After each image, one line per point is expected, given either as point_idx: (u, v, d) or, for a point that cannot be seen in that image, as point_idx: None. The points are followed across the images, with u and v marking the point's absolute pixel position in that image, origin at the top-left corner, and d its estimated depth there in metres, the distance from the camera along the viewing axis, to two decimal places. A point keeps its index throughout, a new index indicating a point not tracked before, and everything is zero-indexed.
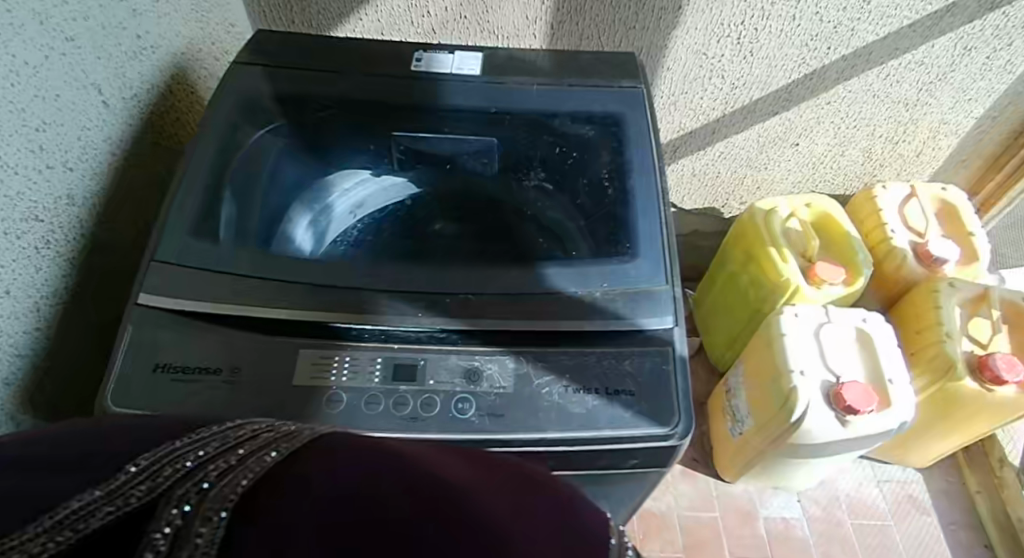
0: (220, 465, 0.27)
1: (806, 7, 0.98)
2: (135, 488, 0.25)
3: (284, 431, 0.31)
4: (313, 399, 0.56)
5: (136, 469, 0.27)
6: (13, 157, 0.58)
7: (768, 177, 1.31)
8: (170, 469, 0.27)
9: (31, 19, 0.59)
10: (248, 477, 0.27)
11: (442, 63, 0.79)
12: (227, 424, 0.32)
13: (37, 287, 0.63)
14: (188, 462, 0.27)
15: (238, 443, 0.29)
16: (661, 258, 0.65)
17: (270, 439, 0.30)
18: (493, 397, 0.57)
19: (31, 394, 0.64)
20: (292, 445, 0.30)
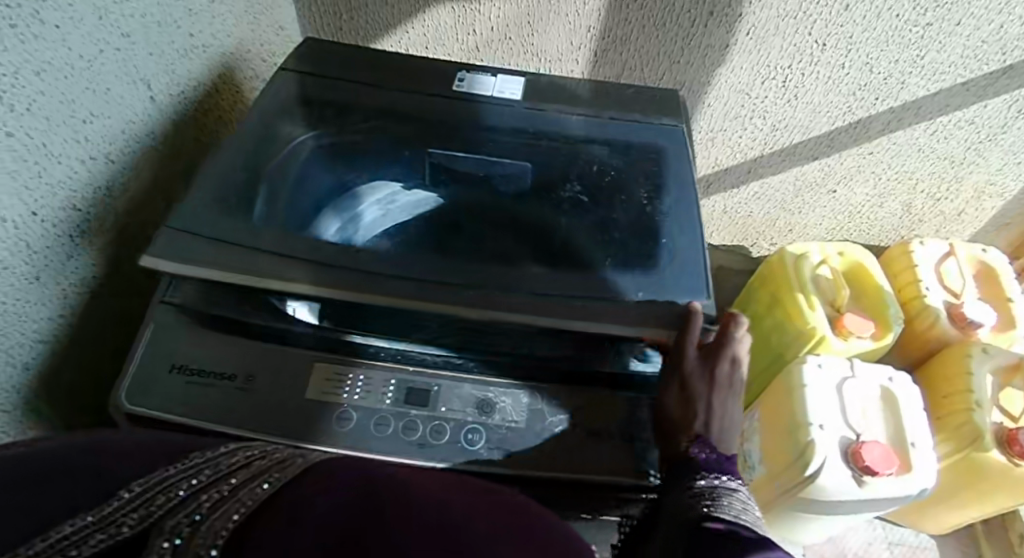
0: (212, 495, 0.33)
1: (857, 59, 0.97)
2: (125, 516, 0.31)
3: (276, 459, 0.36)
4: (324, 415, 0.55)
5: (128, 495, 0.33)
6: (58, 146, 0.60)
7: (802, 221, 1.29)
8: (163, 497, 0.33)
9: (90, 13, 0.61)
10: (238, 511, 0.31)
11: (484, 85, 0.80)
12: (222, 452, 0.38)
13: (66, 275, 0.63)
14: (181, 491, 0.34)
15: (231, 473, 0.35)
16: (699, 272, 0.63)
17: (263, 468, 0.35)
18: (504, 430, 0.56)
19: (49, 377, 0.64)
20: (283, 475, 0.35)
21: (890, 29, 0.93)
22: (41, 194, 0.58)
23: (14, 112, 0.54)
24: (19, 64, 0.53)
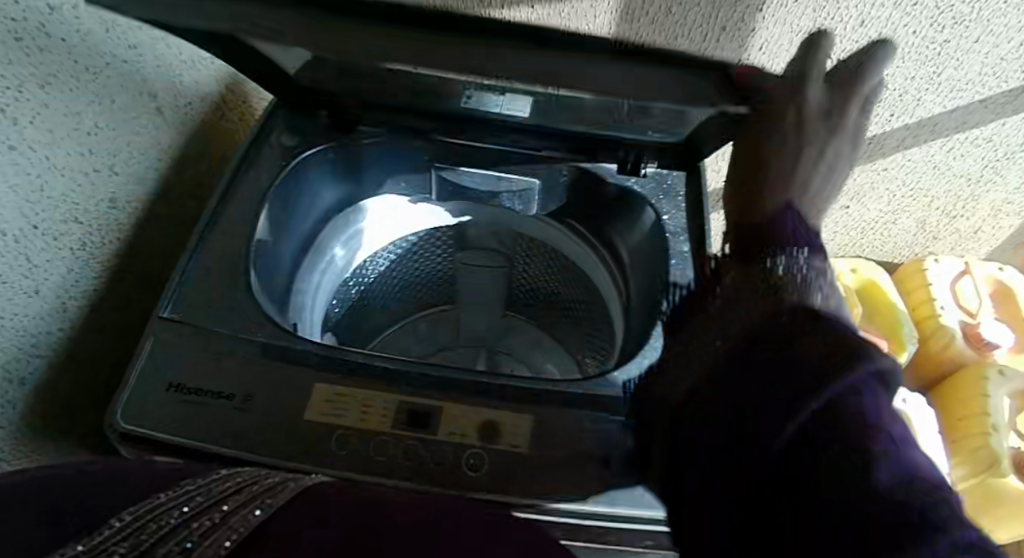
0: (204, 524, 0.30)
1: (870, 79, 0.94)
2: (116, 544, 0.28)
3: (268, 484, 0.34)
4: (321, 438, 0.53)
5: (120, 523, 0.29)
6: (62, 159, 0.59)
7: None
8: (155, 525, 0.29)
9: (98, 27, 0.61)
10: (231, 539, 0.29)
11: (491, 103, 0.76)
12: (215, 478, 0.35)
13: (66, 288, 0.63)
14: (173, 518, 0.30)
15: (223, 497, 0.32)
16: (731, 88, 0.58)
17: (256, 492, 0.33)
18: (506, 457, 0.53)
19: (45, 393, 0.62)
20: (276, 501, 0.32)
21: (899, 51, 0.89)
22: (41, 208, 0.58)
23: (18, 126, 0.53)
24: (24, 77, 0.53)
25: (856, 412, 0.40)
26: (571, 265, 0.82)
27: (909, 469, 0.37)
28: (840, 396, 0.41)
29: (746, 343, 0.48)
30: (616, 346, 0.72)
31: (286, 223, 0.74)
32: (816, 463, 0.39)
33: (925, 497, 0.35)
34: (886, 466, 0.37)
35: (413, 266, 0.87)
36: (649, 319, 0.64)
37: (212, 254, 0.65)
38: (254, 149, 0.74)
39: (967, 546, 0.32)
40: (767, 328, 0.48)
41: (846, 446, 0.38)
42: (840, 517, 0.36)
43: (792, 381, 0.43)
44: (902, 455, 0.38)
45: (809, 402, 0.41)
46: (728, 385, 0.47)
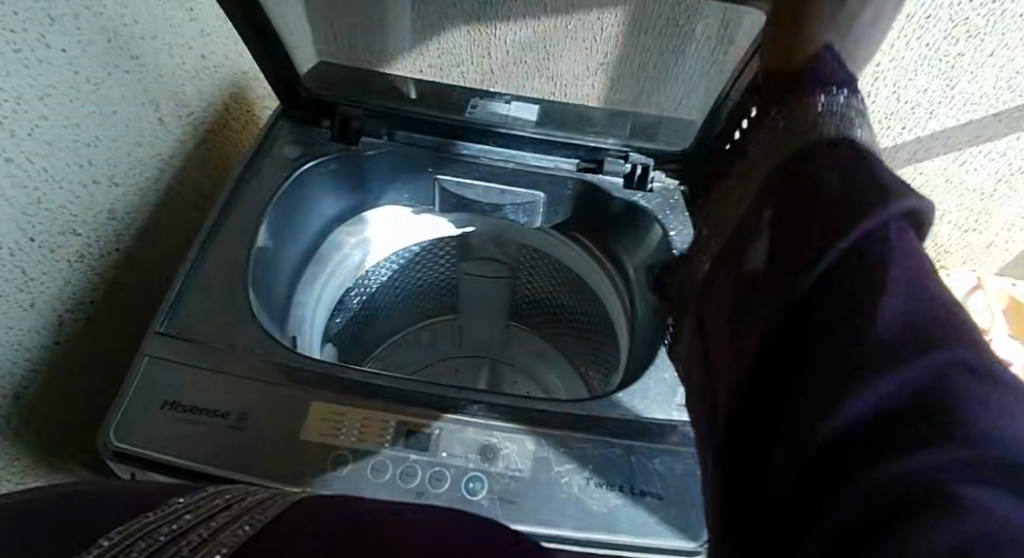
0: (194, 540, 0.30)
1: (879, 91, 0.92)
2: None
3: (257, 501, 0.35)
4: (317, 458, 0.52)
5: (107, 544, 0.29)
6: (60, 171, 0.58)
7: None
8: (145, 543, 0.29)
9: (99, 37, 0.60)
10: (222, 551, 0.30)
11: (497, 112, 0.76)
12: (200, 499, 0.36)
13: (63, 300, 0.62)
14: (162, 535, 0.31)
15: (212, 515, 0.33)
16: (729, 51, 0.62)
17: (244, 511, 0.33)
18: (506, 480, 0.52)
19: (39, 406, 0.62)
20: (264, 516, 0.33)
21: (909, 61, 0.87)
22: (38, 219, 0.57)
23: (15, 138, 0.52)
24: (23, 89, 0.52)
25: (890, 266, 0.31)
26: (575, 278, 0.81)
27: (926, 317, 0.29)
28: (872, 240, 0.32)
29: (788, 188, 0.38)
30: (621, 362, 0.71)
31: (287, 233, 0.72)
32: (838, 288, 0.31)
33: (941, 352, 0.28)
34: (893, 307, 0.29)
35: (416, 275, 0.86)
36: (656, 337, 0.63)
37: (211, 267, 0.64)
38: (256, 161, 0.73)
39: (987, 417, 0.25)
40: (817, 169, 0.37)
41: (877, 305, 0.30)
42: (823, 379, 0.29)
43: (812, 224, 0.34)
44: (933, 321, 0.29)
45: (829, 252, 0.32)
46: (748, 241, 0.39)
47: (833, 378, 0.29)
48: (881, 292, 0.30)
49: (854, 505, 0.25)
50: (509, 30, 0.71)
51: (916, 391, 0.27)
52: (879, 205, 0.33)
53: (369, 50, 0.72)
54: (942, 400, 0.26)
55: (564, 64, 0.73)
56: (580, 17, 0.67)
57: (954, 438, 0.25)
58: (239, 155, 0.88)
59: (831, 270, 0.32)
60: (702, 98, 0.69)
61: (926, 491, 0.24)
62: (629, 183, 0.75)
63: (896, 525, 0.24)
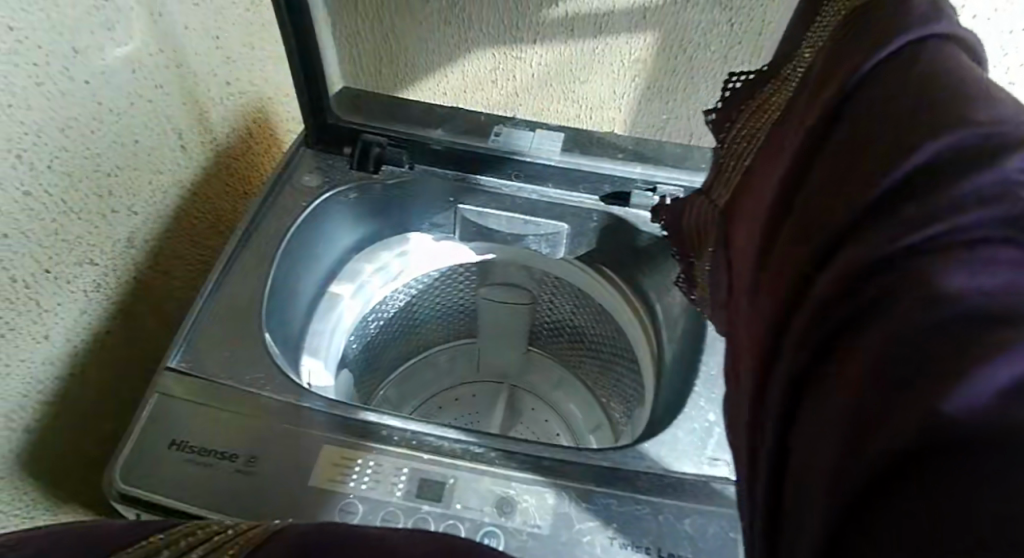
0: None
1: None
2: None
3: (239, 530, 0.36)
4: (327, 508, 0.50)
5: None
6: (80, 203, 0.57)
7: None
8: None
9: (123, 69, 0.58)
10: None
11: (522, 141, 0.74)
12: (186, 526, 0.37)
13: (77, 330, 0.61)
14: None
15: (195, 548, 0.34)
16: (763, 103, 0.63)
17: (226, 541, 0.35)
18: (524, 537, 0.49)
19: (50, 438, 0.61)
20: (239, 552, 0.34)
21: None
22: (56, 251, 0.55)
23: (34, 171, 0.51)
24: (43, 122, 0.50)
25: (916, 75, 0.28)
26: (598, 309, 0.78)
27: (952, 113, 0.26)
28: (890, 70, 0.29)
29: (822, 51, 0.35)
30: (647, 402, 0.68)
31: (303, 261, 0.71)
32: (848, 131, 0.28)
33: (955, 143, 0.25)
34: (905, 114, 0.27)
35: (433, 301, 0.84)
36: (685, 384, 0.60)
37: (227, 300, 0.63)
38: (276, 190, 0.72)
39: (985, 183, 0.23)
40: (855, 16, 0.34)
41: (892, 104, 0.27)
42: (821, 198, 0.27)
43: (834, 66, 0.32)
44: (958, 112, 0.26)
45: (845, 81, 0.30)
46: (781, 120, 0.37)
47: (827, 192, 0.27)
48: (903, 92, 0.28)
49: (832, 309, 0.24)
50: (537, 54, 0.70)
51: (920, 194, 0.24)
52: (898, 29, 0.30)
53: (396, 74, 0.75)
54: (946, 177, 0.24)
55: (589, 88, 0.73)
56: (608, 42, 0.68)
57: (946, 209, 0.23)
58: (262, 181, 0.87)
59: (846, 92, 0.30)
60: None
61: (917, 288, 0.21)
62: None
63: (877, 322, 0.22)
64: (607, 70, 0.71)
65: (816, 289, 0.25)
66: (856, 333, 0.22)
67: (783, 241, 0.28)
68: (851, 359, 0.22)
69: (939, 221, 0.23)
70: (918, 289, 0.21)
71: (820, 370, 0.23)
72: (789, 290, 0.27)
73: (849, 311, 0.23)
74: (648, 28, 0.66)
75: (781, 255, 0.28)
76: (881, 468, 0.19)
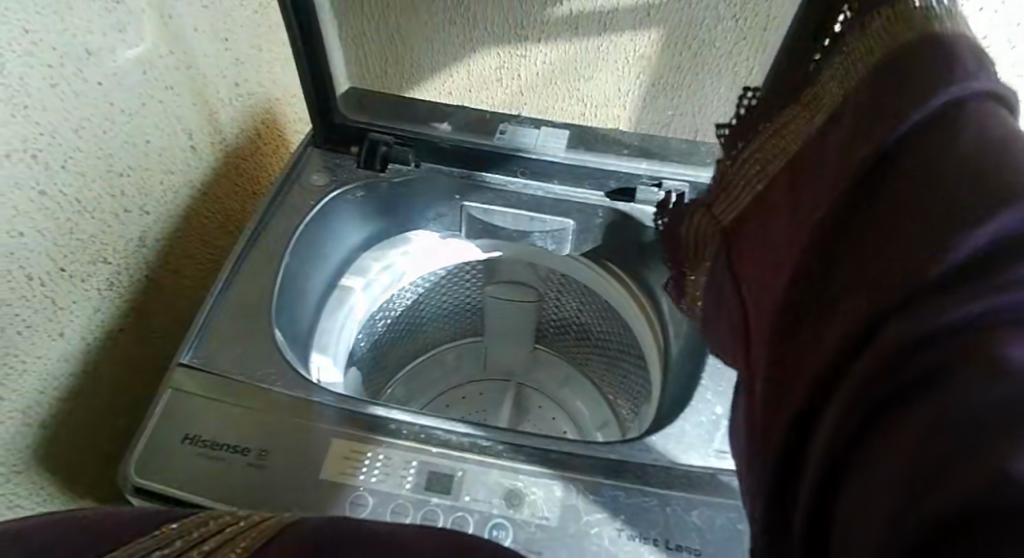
0: None
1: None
2: None
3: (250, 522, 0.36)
4: (336, 501, 0.50)
5: None
6: (93, 202, 0.58)
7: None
8: None
9: (134, 70, 0.59)
10: None
11: (527, 139, 0.75)
12: (198, 513, 0.37)
13: (91, 328, 0.62)
14: None
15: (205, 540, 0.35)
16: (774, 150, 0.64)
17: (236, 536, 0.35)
18: (533, 529, 0.49)
19: (66, 434, 0.62)
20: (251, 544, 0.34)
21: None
22: (71, 250, 0.56)
23: (49, 171, 0.52)
24: (57, 123, 0.51)
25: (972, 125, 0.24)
26: (604, 305, 0.78)
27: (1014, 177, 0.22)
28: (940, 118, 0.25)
29: (856, 82, 0.30)
30: (653, 397, 0.69)
31: (312, 259, 0.71)
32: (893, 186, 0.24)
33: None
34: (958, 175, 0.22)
35: (440, 298, 0.84)
36: (692, 377, 0.60)
37: (238, 297, 0.63)
38: (285, 190, 0.73)
39: None
40: (884, 46, 0.30)
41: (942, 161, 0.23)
42: (863, 263, 0.23)
43: (872, 106, 0.28)
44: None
45: (888, 128, 0.26)
46: (802, 154, 0.32)
47: (874, 262, 0.23)
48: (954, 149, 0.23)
49: (872, 391, 0.21)
50: (541, 52, 0.71)
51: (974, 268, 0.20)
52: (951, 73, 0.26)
53: (402, 72, 0.76)
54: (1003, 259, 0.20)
55: (593, 86, 0.74)
56: (613, 40, 0.69)
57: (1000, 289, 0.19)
58: (271, 181, 0.88)
59: (892, 140, 0.26)
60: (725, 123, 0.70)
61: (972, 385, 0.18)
62: None
63: (922, 409, 0.19)
64: (611, 67, 0.71)
65: (854, 362, 0.22)
66: (897, 424, 0.20)
67: (819, 303, 0.25)
68: (898, 427, 0.19)
69: (1001, 290, 0.19)
70: (971, 357, 0.18)
71: (858, 448, 0.21)
72: (819, 357, 0.24)
73: (889, 374, 0.20)
74: (653, 25, 0.66)
75: (815, 315, 0.25)
76: (926, 535, 0.17)
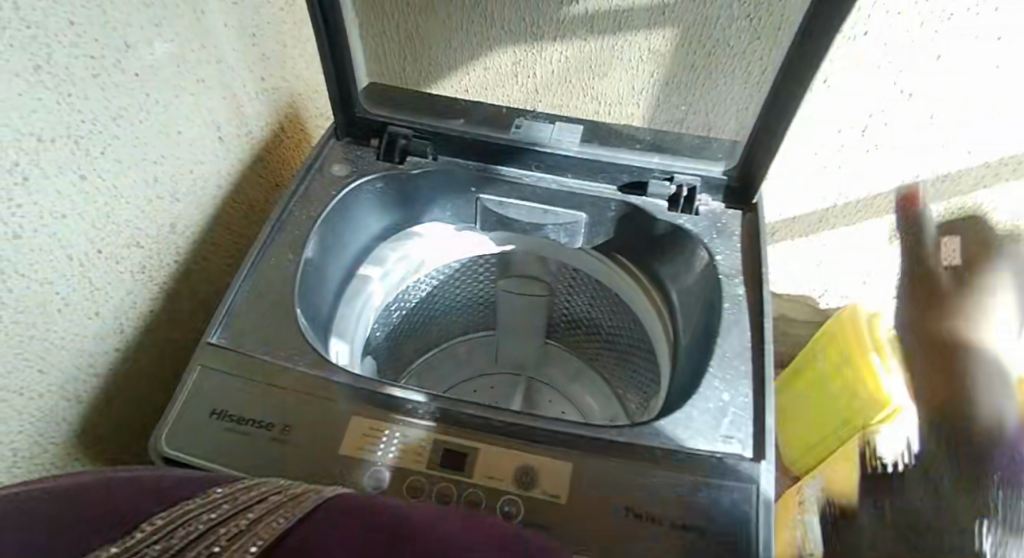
0: (230, 530, 0.33)
1: (822, 89, 0.92)
2: (149, 547, 0.31)
3: (289, 494, 0.38)
4: (353, 476, 0.53)
5: (152, 527, 0.33)
6: (128, 188, 0.60)
7: (789, 274, 1.26)
8: (183, 530, 0.33)
9: (168, 63, 0.62)
10: (255, 544, 0.32)
11: (542, 133, 0.77)
12: (239, 486, 0.39)
13: (124, 309, 0.65)
14: (201, 522, 0.34)
15: (247, 506, 0.36)
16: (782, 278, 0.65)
17: (277, 502, 0.36)
18: (543, 506, 0.51)
19: (99, 411, 0.65)
20: (294, 513, 0.35)
21: (860, 60, 0.88)
22: (107, 233, 0.59)
23: (89, 156, 0.54)
24: (98, 111, 0.54)
25: None
26: (615, 299, 0.80)
27: None
28: None
29: None
30: (662, 388, 0.70)
31: (333, 247, 0.74)
32: None
33: None
34: None
35: (455, 289, 0.86)
36: (700, 366, 0.62)
37: (263, 282, 0.66)
38: (308, 179, 0.75)
39: None
40: None
41: None
42: None
43: None
44: None
45: None
46: None
47: None
48: None
49: None
50: (558, 50, 0.75)
51: None
52: None
53: (419, 71, 0.78)
54: None
55: (608, 84, 0.76)
56: (628, 38, 0.72)
57: None
58: (293, 174, 0.91)
59: None
60: (737, 120, 0.71)
61: None
62: (674, 206, 0.73)
63: None
64: (627, 64, 0.74)
65: None
66: None
67: None
68: None
69: None
70: None
71: None
72: None
73: None
74: (666, 23, 0.69)
75: None
76: None
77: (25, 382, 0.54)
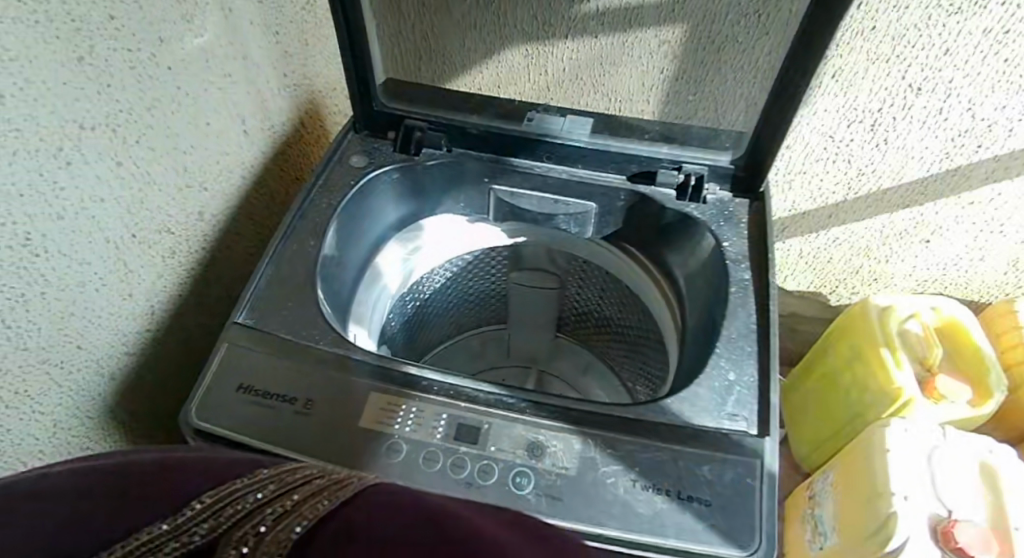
0: (276, 510, 0.32)
1: (831, 85, 0.94)
2: (198, 526, 0.32)
3: (334, 478, 0.35)
4: (372, 448, 0.55)
5: (200, 506, 0.33)
6: (160, 176, 0.64)
7: (794, 271, 1.27)
8: (231, 509, 0.32)
9: (198, 57, 0.65)
10: (299, 525, 0.31)
11: (553, 125, 0.79)
12: (289, 465, 0.36)
13: (155, 292, 0.68)
14: (248, 502, 0.33)
15: (293, 488, 0.33)
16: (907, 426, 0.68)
17: (322, 486, 0.34)
18: (552, 477, 0.54)
19: (130, 388, 0.68)
20: (339, 496, 0.33)
21: (869, 55, 0.89)
22: (140, 218, 0.62)
23: (126, 144, 0.58)
24: (133, 101, 0.57)
25: None
26: (625, 290, 0.82)
27: None
28: None
29: None
30: (669, 373, 0.72)
31: (351, 235, 0.76)
32: None
33: None
34: None
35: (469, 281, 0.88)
36: (706, 349, 0.64)
37: (285, 267, 0.69)
38: (328, 170, 0.78)
39: None
40: None
41: None
42: None
43: None
44: None
45: None
46: None
47: None
48: None
49: None
50: (567, 47, 0.81)
51: None
52: None
53: (433, 69, 0.82)
54: None
55: (616, 80, 0.81)
56: (637, 35, 0.79)
57: None
58: (311, 168, 0.94)
59: None
60: (745, 114, 0.73)
61: None
62: (682, 196, 0.75)
63: None
64: None
65: None
66: None
67: None
68: None
69: None
70: None
71: None
72: None
73: None
74: (674, 22, 0.77)
75: None
76: None
77: (64, 356, 0.57)
